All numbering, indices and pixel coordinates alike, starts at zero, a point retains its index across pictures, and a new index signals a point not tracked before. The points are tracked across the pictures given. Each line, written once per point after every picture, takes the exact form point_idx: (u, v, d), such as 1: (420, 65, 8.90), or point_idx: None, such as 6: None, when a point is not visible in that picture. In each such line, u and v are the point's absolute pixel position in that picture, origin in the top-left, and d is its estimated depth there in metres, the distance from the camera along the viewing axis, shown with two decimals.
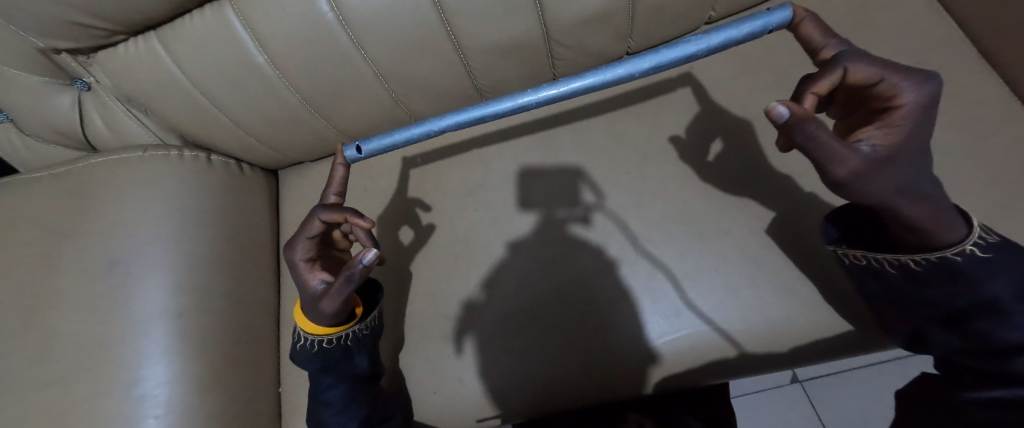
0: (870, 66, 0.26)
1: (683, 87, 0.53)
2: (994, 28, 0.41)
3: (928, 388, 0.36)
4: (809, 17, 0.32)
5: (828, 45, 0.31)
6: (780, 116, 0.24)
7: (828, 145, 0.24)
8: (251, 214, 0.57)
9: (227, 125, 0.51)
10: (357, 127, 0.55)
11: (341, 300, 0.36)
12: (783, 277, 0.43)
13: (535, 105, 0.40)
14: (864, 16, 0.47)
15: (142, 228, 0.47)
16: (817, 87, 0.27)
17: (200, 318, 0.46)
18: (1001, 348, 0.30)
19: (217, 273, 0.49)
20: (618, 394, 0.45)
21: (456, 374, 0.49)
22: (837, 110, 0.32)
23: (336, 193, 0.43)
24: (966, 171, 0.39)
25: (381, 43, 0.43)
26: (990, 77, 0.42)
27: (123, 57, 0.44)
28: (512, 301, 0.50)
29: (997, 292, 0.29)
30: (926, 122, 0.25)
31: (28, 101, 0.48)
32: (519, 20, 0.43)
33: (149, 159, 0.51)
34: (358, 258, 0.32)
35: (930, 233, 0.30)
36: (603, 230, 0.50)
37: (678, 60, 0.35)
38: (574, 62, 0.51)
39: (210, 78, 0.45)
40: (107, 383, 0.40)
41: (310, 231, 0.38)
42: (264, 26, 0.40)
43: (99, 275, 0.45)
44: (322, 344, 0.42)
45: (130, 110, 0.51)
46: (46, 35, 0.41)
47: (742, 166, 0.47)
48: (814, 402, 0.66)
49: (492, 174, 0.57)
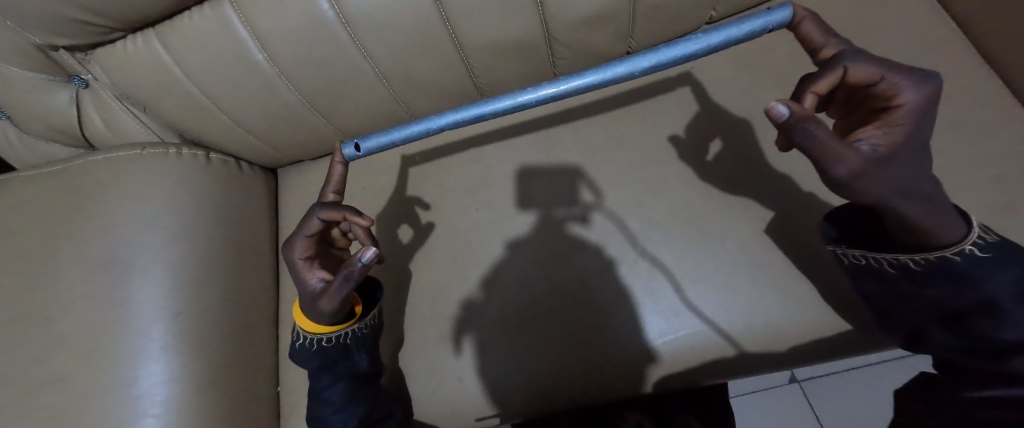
0: (870, 66, 0.26)
1: (683, 87, 0.53)
2: (995, 29, 0.41)
3: (925, 388, 0.36)
4: (810, 17, 0.32)
5: (828, 44, 0.31)
6: (779, 116, 0.24)
7: (829, 145, 0.24)
8: (250, 213, 0.57)
9: (225, 124, 0.51)
10: (355, 126, 0.55)
11: (340, 298, 0.36)
12: (783, 277, 0.43)
13: (535, 103, 0.40)
14: (865, 16, 0.47)
15: (140, 227, 0.47)
16: (818, 87, 0.27)
17: (198, 317, 0.46)
18: (1002, 347, 0.30)
19: (215, 272, 0.49)
20: (617, 394, 0.45)
21: (455, 373, 0.48)
22: (838, 109, 0.32)
23: (335, 191, 0.43)
24: (967, 172, 0.39)
25: (380, 41, 0.43)
26: (991, 77, 0.42)
27: (121, 54, 0.44)
28: (511, 300, 0.49)
29: (996, 292, 0.29)
30: (926, 122, 0.25)
31: (25, 98, 0.48)
32: (520, 20, 0.43)
33: (147, 156, 0.51)
34: (357, 256, 0.32)
35: (929, 233, 0.30)
36: (603, 229, 0.50)
37: (677, 59, 0.35)
38: (574, 61, 0.51)
39: (208, 76, 0.45)
40: (105, 382, 0.40)
41: (307, 230, 0.38)
42: (263, 24, 0.40)
43: (96, 273, 0.44)
44: (321, 342, 0.42)
45: (128, 108, 0.51)
46: (44, 31, 0.40)
47: (742, 165, 0.48)
48: (813, 402, 0.66)
49: (491, 173, 0.57)
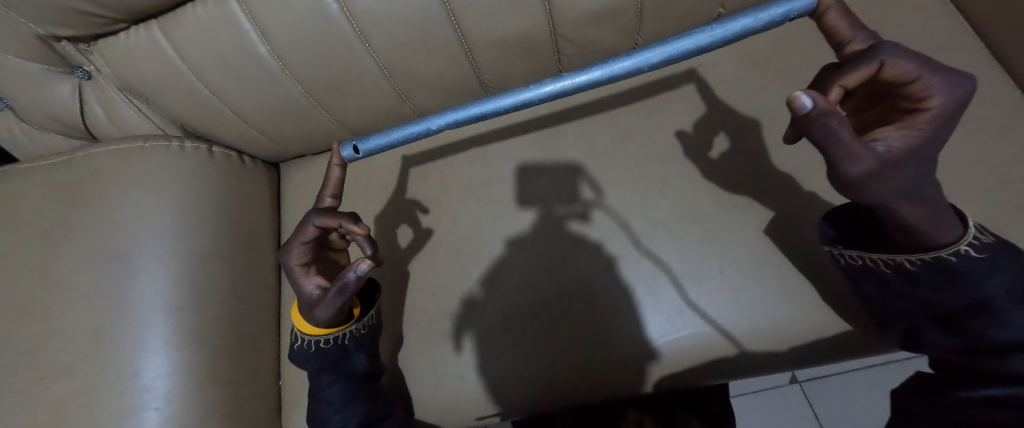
0: (909, 64, 0.24)
1: (689, 85, 0.53)
2: (1009, 28, 0.40)
3: (925, 388, 0.35)
4: (835, 7, 0.31)
5: (856, 38, 0.29)
6: (802, 108, 0.23)
7: (847, 142, 0.24)
8: (253, 207, 0.57)
9: (228, 116, 0.51)
10: (358, 120, 0.54)
11: (334, 309, 0.37)
12: (785, 280, 0.42)
13: (535, 102, 0.40)
14: (874, 15, 0.47)
15: (141, 220, 0.47)
16: (846, 80, 0.25)
17: (200, 310, 0.46)
18: (998, 347, 0.30)
19: (215, 265, 0.49)
20: (618, 392, 0.45)
21: (456, 371, 0.48)
22: (855, 104, 0.31)
23: (331, 195, 0.41)
24: (976, 174, 0.38)
25: (385, 34, 0.42)
26: (1001, 77, 0.41)
27: (123, 46, 0.44)
28: (513, 298, 0.49)
29: (991, 292, 0.29)
30: (947, 127, 0.25)
31: (27, 89, 0.47)
32: (526, 15, 0.43)
33: (149, 149, 0.51)
34: (351, 269, 0.33)
35: (925, 233, 0.30)
36: (604, 228, 0.50)
37: (690, 51, 0.35)
38: (580, 58, 0.50)
39: (211, 68, 0.44)
40: (106, 374, 0.40)
41: (304, 237, 0.38)
42: (267, 16, 0.40)
43: (99, 266, 0.44)
44: (318, 344, 0.42)
45: (130, 99, 0.51)
46: (45, 21, 0.40)
47: (747, 166, 0.47)
48: (813, 402, 0.66)
49: (493, 170, 0.57)
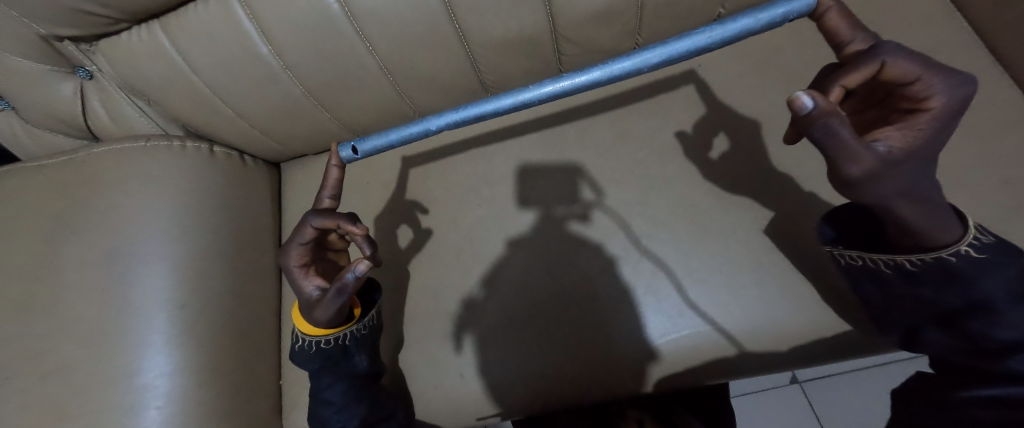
0: (910, 64, 0.24)
1: (690, 85, 0.53)
2: (1009, 29, 0.40)
3: (925, 388, 0.35)
4: (835, 7, 0.31)
5: (856, 39, 0.29)
6: (802, 107, 0.23)
7: (848, 142, 0.24)
8: (253, 206, 0.57)
9: (230, 116, 0.51)
10: (358, 120, 0.54)
11: (334, 309, 0.37)
12: (784, 280, 0.42)
13: (535, 103, 0.40)
14: (875, 15, 0.47)
15: (142, 219, 0.47)
16: (848, 80, 0.25)
17: (200, 310, 0.46)
18: (998, 347, 0.30)
19: (216, 265, 0.49)
20: (618, 392, 0.45)
21: (456, 370, 0.49)
22: (855, 104, 0.31)
23: (331, 196, 0.41)
24: (976, 174, 0.38)
25: (385, 34, 0.42)
26: (1001, 78, 0.41)
27: (125, 46, 0.44)
28: (513, 298, 0.49)
29: (990, 292, 0.29)
30: (947, 127, 0.25)
31: (29, 88, 0.48)
32: (526, 15, 0.43)
33: (150, 148, 0.51)
34: (349, 270, 0.33)
35: (925, 234, 0.30)
36: (604, 228, 0.50)
37: (689, 52, 0.35)
38: (580, 58, 0.51)
39: (213, 68, 0.45)
40: (106, 373, 0.40)
41: (303, 238, 0.38)
42: (268, 16, 0.40)
43: (100, 266, 0.45)
44: (319, 344, 0.42)
45: (131, 99, 0.51)
46: (47, 21, 0.40)
47: (747, 166, 0.47)
48: (813, 403, 0.66)
49: (494, 170, 0.57)
